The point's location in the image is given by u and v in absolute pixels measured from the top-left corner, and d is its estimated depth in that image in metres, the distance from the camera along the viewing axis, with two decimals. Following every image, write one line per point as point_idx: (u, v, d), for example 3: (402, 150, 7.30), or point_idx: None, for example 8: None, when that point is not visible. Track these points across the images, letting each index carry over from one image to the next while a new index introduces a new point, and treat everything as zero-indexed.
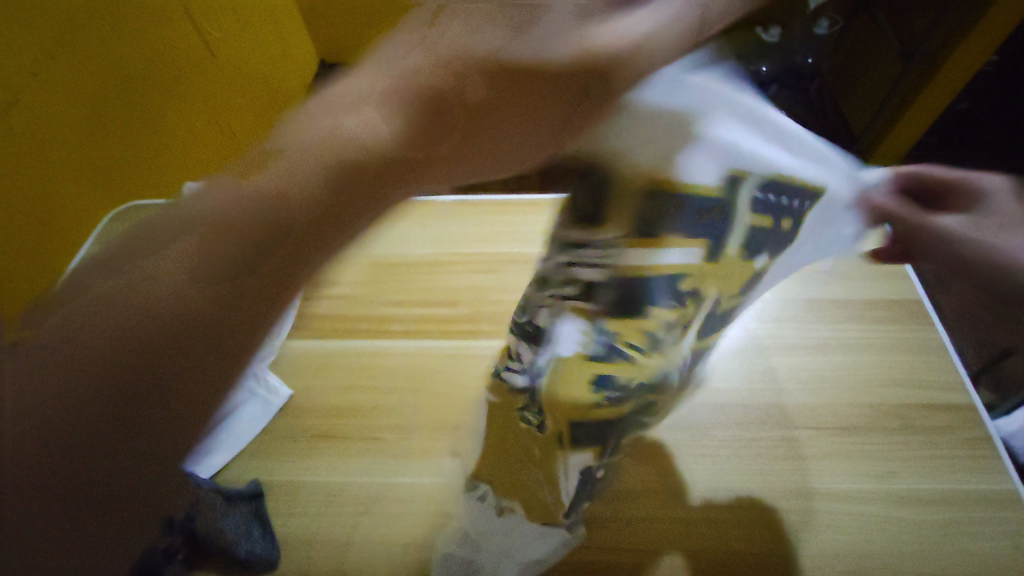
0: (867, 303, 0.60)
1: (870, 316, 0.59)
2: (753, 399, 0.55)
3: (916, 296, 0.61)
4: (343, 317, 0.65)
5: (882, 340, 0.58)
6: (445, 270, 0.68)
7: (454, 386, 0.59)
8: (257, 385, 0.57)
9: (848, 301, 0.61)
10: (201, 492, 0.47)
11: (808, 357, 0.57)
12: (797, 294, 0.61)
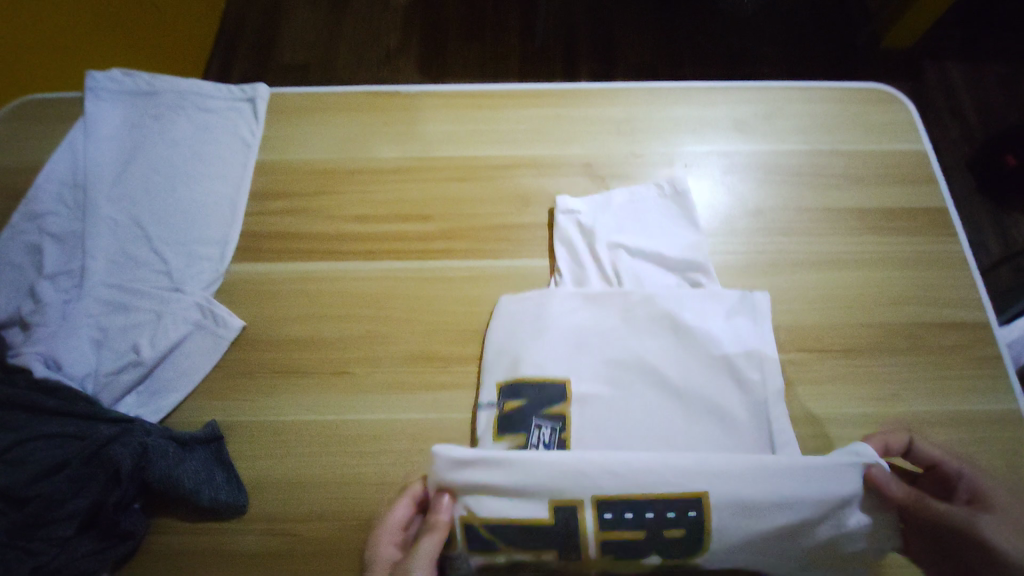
0: (813, 553, 0.39)
1: (686, 528, 0.39)
2: (521, 513, 0.40)
3: (852, 520, 0.39)
4: (296, 236, 0.57)
5: (844, 511, 0.39)
6: (416, 176, 0.59)
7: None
8: (206, 318, 0.52)
9: (659, 507, 0.40)
10: (149, 440, 0.45)
11: (535, 541, 0.40)
12: (601, 485, 0.40)
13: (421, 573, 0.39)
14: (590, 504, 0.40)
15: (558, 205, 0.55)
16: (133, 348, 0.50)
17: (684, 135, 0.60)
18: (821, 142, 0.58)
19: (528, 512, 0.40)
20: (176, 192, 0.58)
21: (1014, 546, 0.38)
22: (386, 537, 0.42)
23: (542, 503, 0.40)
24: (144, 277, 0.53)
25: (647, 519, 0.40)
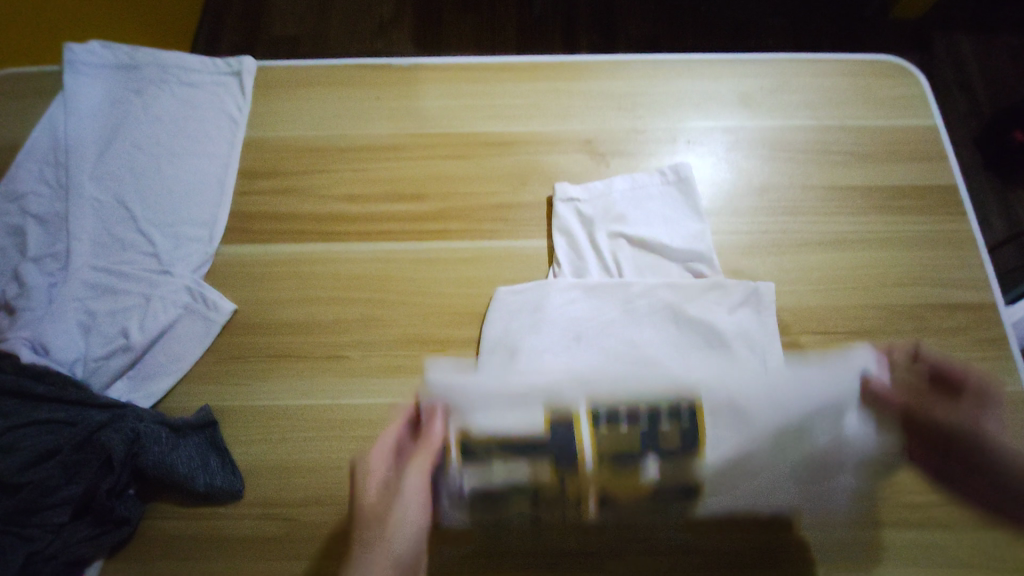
0: (812, 461, 0.39)
1: (680, 438, 0.39)
2: (520, 421, 0.40)
3: (852, 428, 0.39)
4: (287, 217, 0.55)
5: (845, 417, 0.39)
6: (410, 153, 0.57)
7: (457, 539, 0.44)
8: (196, 301, 0.51)
9: (654, 416, 0.39)
10: (141, 426, 0.44)
11: (534, 448, 0.40)
12: (598, 392, 0.41)
13: (416, 485, 0.41)
14: (585, 413, 0.40)
15: (557, 190, 0.53)
16: (122, 332, 0.49)
17: (688, 110, 0.58)
18: (828, 118, 0.56)
19: (527, 424, 0.40)
20: (161, 171, 0.56)
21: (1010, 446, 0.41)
22: (374, 463, 0.43)
23: (538, 414, 0.40)
24: (131, 260, 0.52)
25: (643, 427, 0.39)
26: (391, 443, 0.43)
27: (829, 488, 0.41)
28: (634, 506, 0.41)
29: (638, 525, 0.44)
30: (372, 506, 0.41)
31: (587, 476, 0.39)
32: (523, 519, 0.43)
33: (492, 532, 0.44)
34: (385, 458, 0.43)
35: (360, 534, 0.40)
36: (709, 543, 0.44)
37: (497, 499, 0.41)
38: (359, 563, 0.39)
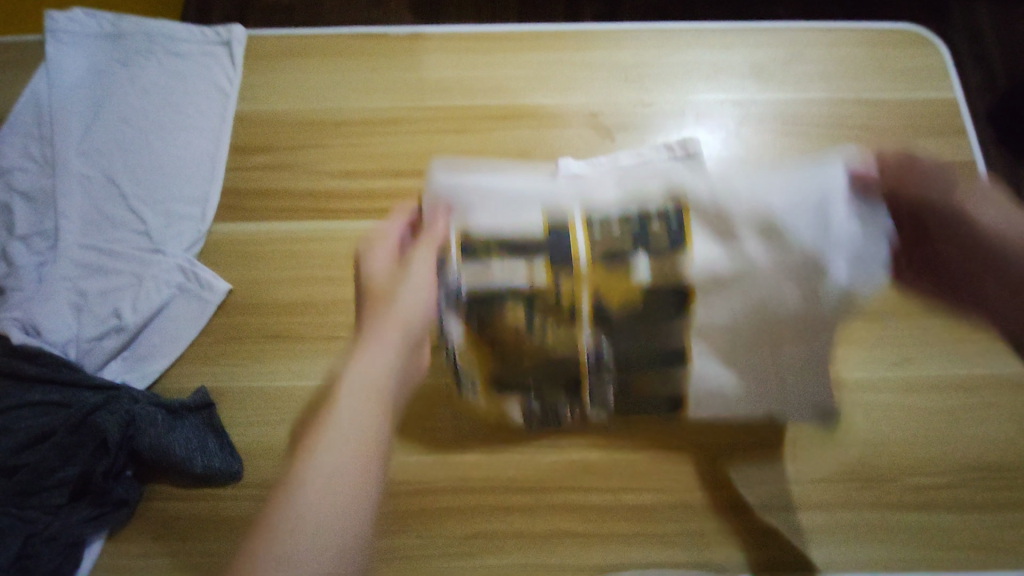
0: (812, 265, 0.37)
1: (671, 232, 0.38)
2: (507, 225, 0.40)
3: (836, 221, 0.38)
4: (283, 194, 0.53)
5: (823, 216, 0.38)
6: (408, 127, 0.55)
7: (458, 514, 0.43)
8: (189, 281, 0.50)
9: (649, 212, 0.39)
10: (135, 408, 0.43)
11: (529, 249, 0.39)
12: (594, 198, 0.40)
13: (420, 272, 0.40)
14: (579, 218, 0.39)
15: (558, 167, 0.50)
16: (114, 313, 0.47)
17: (697, 81, 0.55)
18: (843, 90, 0.54)
19: (522, 224, 0.40)
20: (150, 146, 0.54)
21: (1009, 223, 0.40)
22: (376, 249, 0.44)
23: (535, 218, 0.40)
24: (121, 238, 0.50)
25: (637, 223, 0.39)
26: (392, 243, 0.44)
27: (814, 289, 0.38)
28: (633, 336, 0.39)
29: (647, 501, 0.43)
30: (383, 283, 0.42)
31: (582, 279, 0.38)
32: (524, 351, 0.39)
33: (502, 376, 0.40)
34: (389, 254, 0.43)
35: (367, 315, 0.40)
36: (715, 498, 0.43)
37: (493, 303, 0.39)
38: (372, 316, 0.40)
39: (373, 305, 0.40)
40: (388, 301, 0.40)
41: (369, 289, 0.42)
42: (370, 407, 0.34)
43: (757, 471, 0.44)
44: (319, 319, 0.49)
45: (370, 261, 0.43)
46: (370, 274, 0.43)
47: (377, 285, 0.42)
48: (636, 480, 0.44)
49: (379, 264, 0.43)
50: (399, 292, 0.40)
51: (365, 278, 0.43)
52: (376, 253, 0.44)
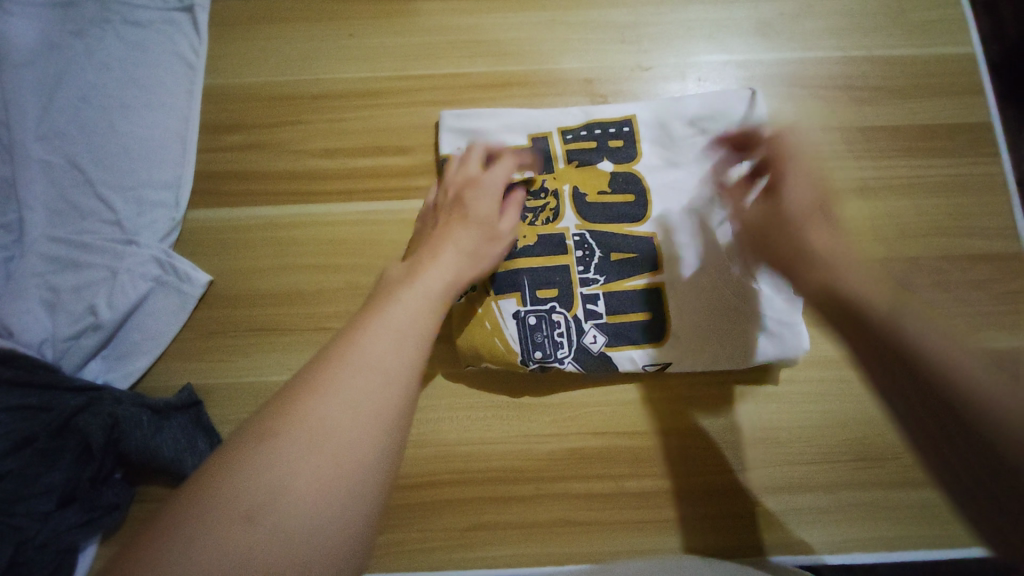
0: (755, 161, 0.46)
1: (627, 142, 0.48)
2: (499, 144, 0.48)
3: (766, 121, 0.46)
4: (259, 177, 0.50)
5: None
6: (391, 99, 0.51)
7: (461, 505, 0.42)
8: (167, 273, 0.47)
9: (606, 123, 0.48)
10: (118, 410, 0.41)
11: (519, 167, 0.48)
12: (561, 119, 0.49)
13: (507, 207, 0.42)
14: (555, 137, 0.48)
15: (525, 121, 0.49)
16: (89, 309, 0.45)
17: (697, 42, 0.52)
18: (855, 48, 0.51)
19: (503, 142, 0.48)
20: (113, 127, 0.50)
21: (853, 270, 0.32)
22: (455, 180, 0.43)
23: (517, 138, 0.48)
24: (90, 229, 0.47)
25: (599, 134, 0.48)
26: (479, 178, 0.43)
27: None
28: (606, 214, 0.47)
29: (653, 488, 0.42)
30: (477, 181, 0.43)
31: (561, 172, 0.47)
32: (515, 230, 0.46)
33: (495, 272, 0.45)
34: (472, 187, 0.42)
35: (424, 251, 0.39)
36: (719, 480, 0.42)
37: None
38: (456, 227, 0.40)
39: (463, 209, 0.41)
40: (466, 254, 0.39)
41: (455, 191, 0.43)
42: (387, 373, 0.29)
43: (761, 452, 0.43)
44: (307, 309, 0.46)
45: (466, 170, 0.43)
46: (466, 173, 0.43)
47: (466, 185, 0.43)
48: (638, 464, 0.43)
49: (475, 169, 0.43)
50: (481, 248, 0.40)
51: (452, 180, 0.43)
52: (460, 161, 0.44)
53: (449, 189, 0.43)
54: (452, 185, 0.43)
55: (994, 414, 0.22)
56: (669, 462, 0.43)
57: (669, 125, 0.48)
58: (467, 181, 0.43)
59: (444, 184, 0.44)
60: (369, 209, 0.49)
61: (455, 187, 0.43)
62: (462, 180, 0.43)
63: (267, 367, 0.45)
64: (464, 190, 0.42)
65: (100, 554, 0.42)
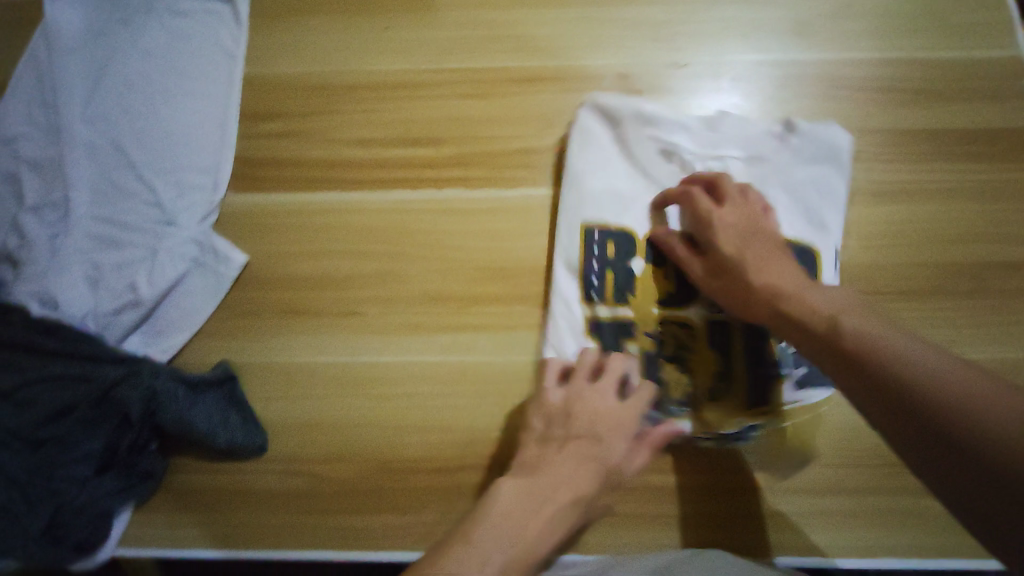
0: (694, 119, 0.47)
1: (613, 237, 0.45)
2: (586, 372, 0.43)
3: (659, 110, 0.47)
4: (295, 163, 0.51)
5: (674, 132, 0.47)
6: (424, 91, 0.52)
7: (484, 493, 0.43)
8: (205, 254, 0.49)
9: (588, 256, 0.44)
10: (158, 384, 0.43)
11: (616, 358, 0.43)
12: (569, 292, 0.44)
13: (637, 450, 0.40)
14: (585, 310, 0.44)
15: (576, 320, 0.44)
16: (130, 286, 0.47)
17: (731, 42, 0.51)
18: (893, 48, 0.50)
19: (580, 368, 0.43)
20: (157, 112, 0.52)
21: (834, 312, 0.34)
22: (598, 400, 0.41)
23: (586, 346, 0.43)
24: (132, 208, 0.49)
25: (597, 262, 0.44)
26: (614, 406, 0.41)
27: (729, 167, 0.46)
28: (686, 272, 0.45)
29: (675, 486, 0.42)
30: (614, 417, 0.40)
31: (645, 314, 0.44)
32: (678, 390, 0.42)
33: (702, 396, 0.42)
34: (607, 418, 0.41)
35: (542, 472, 0.39)
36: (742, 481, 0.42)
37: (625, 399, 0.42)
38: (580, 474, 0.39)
39: (592, 453, 0.39)
40: (579, 497, 0.38)
41: (588, 419, 0.40)
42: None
43: (787, 454, 0.43)
44: (339, 294, 0.48)
45: (608, 395, 0.41)
46: (606, 400, 0.41)
47: (603, 418, 0.40)
48: (662, 461, 0.43)
49: (615, 399, 0.41)
50: (594, 486, 0.39)
51: (586, 401, 0.41)
52: (597, 376, 0.42)
53: (587, 412, 0.40)
54: (585, 405, 0.41)
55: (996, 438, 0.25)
56: (693, 460, 0.43)
57: (615, 182, 0.46)
58: (602, 411, 0.40)
59: (575, 397, 0.41)
60: (401, 197, 0.50)
61: (589, 414, 0.40)
62: (598, 405, 0.41)
63: (298, 348, 0.47)
64: (601, 425, 0.40)
65: (135, 521, 0.43)
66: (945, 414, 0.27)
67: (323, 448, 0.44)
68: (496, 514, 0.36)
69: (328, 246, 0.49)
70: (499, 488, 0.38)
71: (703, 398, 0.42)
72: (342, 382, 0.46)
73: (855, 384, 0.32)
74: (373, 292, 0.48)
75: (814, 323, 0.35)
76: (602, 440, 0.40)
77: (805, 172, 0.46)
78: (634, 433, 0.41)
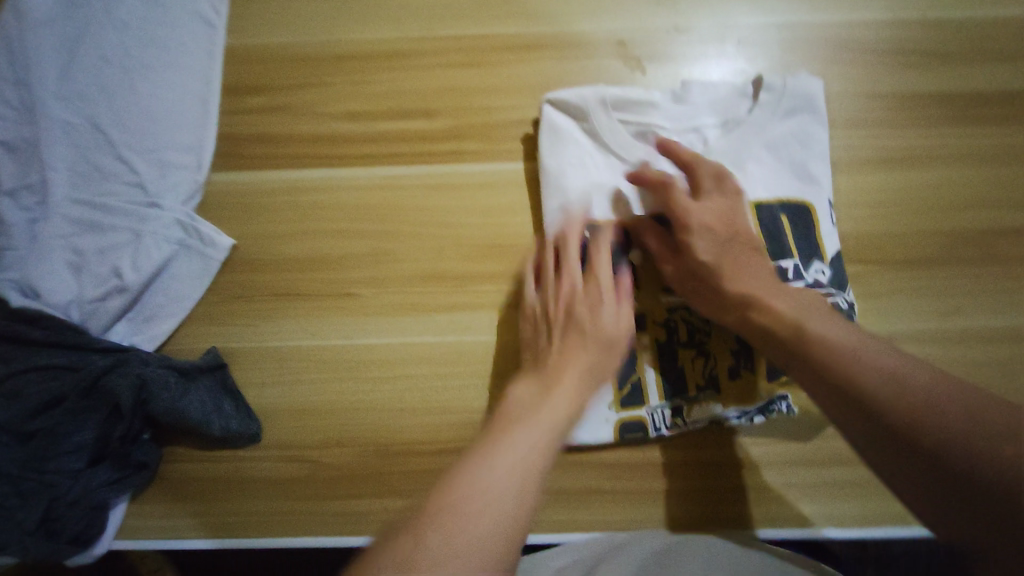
0: (668, 97, 0.45)
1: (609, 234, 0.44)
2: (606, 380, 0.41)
3: (630, 92, 0.44)
4: (281, 140, 0.49)
5: (646, 114, 0.45)
6: (415, 61, 0.50)
7: None
8: (190, 236, 0.47)
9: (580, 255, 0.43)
10: (146, 372, 0.41)
11: (632, 352, 0.42)
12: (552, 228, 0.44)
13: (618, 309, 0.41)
14: None
15: None
16: (113, 271, 0.45)
17: (734, 4, 0.49)
18: (903, 8, 0.48)
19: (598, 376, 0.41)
20: (135, 88, 0.49)
21: (816, 324, 0.34)
22: (567, 283, 0.41)
23: None
24: (113, 190, 0.47)
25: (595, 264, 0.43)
26: (588, 285, 0.41)
27: (707, 138, 0.45)
28: None
29: (682, 460, 0.42)
30: (587, 290, 0.41)
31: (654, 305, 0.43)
32: (699, 376, 0.41)
33: (725, 377, 0.41)
34: (586, 298, 0.41)
35: (542, 370, 0.39)
36: (751, 456, 0.42)
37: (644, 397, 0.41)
38: (562, 359, 0.39)
39: (573, 330, 0.40)
40: (588, 369, 0.38)
41: (562, 298, 0.41)
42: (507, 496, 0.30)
43: (796, 429, 0.42)
44: (332, 275, 0.46)
45: (572, 271, 0.42)
46: (575, 276, 0.41)
47: (575, 293, 0.41)
48: (670, 440, 0.42)
49: (582, 273, 0.42)
50: (598, 355, 0.39)
51: (556, 283, 0.42)
52: (561, 259, 0.42)
53: (559, 295, 0.42)
54: (555, 288, 0.42)
55: (988, 473, 0.25)
56: (702, 438, 0.42)
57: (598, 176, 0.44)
58: (573, 286, 0.41)
59: (546, 287, 0.42)
60: (394, 173, 0.48)
61: (562, 295, 0.41)
62: (568, 283, 0.41)
63: (292, 332, 0.45)
64: (575, 296, 0.41)
65: (131, 512, 0.42)
66: (927, 431, 0.27)
67: (321, 433, 0.43)
68: (512, 422, 0.34)
69: (319, 226, 0.47)
70: (512, 395, 0.37)
71: (725, 377, 0.41)
72: (339, 366, 0.44)
73: (832, 401, 0.31)
74: (368, 272, 0.46)
75: (783, 332, 0.34)
76: (577, 311, 0.40)
77: (787, 126, 0.44)
78: (614, 292, 0.41)
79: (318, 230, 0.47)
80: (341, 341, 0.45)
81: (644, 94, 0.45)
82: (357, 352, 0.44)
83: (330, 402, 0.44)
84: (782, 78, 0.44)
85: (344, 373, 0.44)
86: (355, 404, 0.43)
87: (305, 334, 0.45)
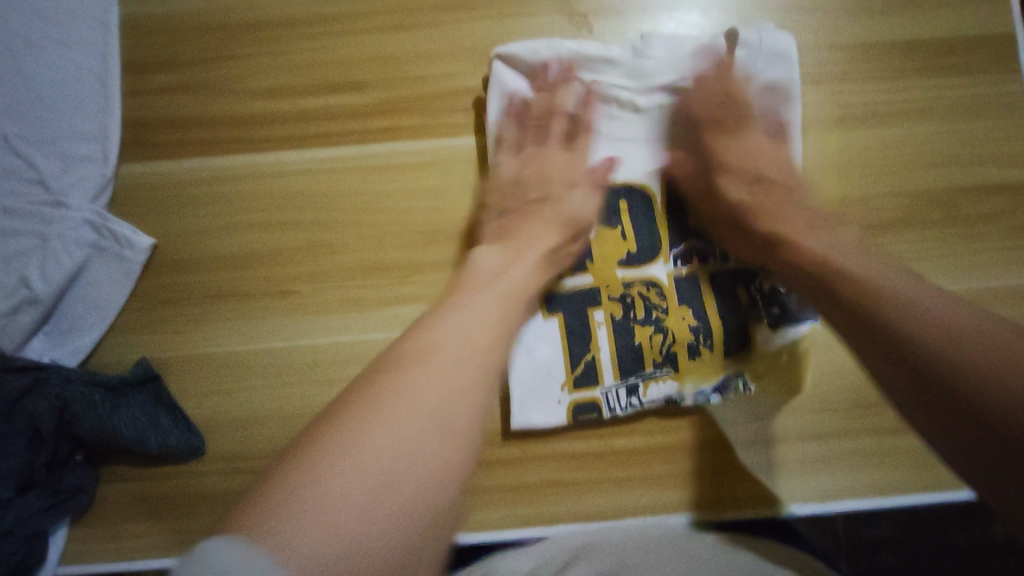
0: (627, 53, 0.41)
1: None
2: (560, 364, 0.40)
3: (587, 47, 0.41)
4: (195, 123, 0.44)
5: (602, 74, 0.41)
6: (339, 26, 0.45)
7: None
8: (104, 237, 0.42)
9: None
10: (67, 391, 0.38)
11: (587, 329, 0.40)
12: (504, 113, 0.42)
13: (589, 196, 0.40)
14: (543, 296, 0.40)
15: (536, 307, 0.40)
16: (21, 281, 0.41)
17: None
18: None
19: (551, 360, 0.40)
20: (19, 68, 0.43)
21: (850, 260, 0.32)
22: (542, 156, 0.41)
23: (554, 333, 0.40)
24: (11, 189, 0.42)
25: None
26: (564, 158, 0.41)
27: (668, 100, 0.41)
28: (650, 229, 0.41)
29: (643, 446, 0.41)
30: (560, 168, 0.41)
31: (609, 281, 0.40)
32: (656, 353, 0.39)
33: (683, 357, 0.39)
34: (562, 175, 0.41)
35: (510, 236, 0.38)
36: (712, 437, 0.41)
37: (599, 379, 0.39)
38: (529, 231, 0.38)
39: (540, 210, 0.39)
40: (554, 249, 0.38)
41: (533, 171, 0.41)
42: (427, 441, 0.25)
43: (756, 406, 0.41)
44: (265, 272, 0.43)
45: (551, 150, 0.41)
46: (551, 153, 0.41)
47: (548, 170, 0.41)
48: (630, 425, 0.41)
49: (560, 154, 0.41)
50: (568, 240, 0.39)
51: (530, 156, 0.41)
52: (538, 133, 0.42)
53: (532, 166, 0.41)
54: (529, 160, 0.41)
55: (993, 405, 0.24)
56: (664, 422, 0.41)
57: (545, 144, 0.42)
58: (546, 164, 0.41)
59: (521, 156, 0.41)
60: (324, 156, 0.44)
61: (536, 168, 0.41)
62: (539, 158, 0.41)
63: (227, 335, 0.42)
64: (547, 172, 0.41)
65: (74, 536, 0.40)
66: (936, 363, 0.26)
67: (267, 441, 0.41)
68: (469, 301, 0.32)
69: (246, 218, 0.43)
70: (475, 256, 0.36)
71: (683, 355, 0.39)
72: (281, 369, 0.42)
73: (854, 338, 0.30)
74: (303, 266, 0.43)
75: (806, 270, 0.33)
76: (551, 189, 0.40)
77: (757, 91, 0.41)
78: (589, 176, 0.41)
79: (247, 222, 0.43)
80: (281, 342, 0.42)
81: (601, 51, 0.41)
82: (298, 353, 0.42)
83: (274, 408, 0.41)
84: (755, 35, 0.40)
85: (286, 376, 0.42)
86: (302, 408, 0.41)
87: (241, 338, 0.42)
